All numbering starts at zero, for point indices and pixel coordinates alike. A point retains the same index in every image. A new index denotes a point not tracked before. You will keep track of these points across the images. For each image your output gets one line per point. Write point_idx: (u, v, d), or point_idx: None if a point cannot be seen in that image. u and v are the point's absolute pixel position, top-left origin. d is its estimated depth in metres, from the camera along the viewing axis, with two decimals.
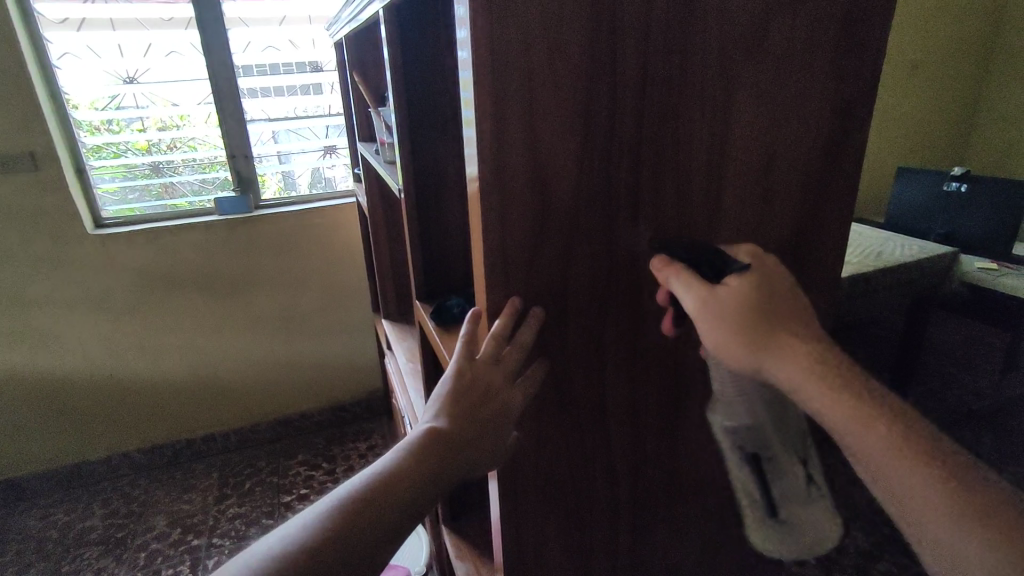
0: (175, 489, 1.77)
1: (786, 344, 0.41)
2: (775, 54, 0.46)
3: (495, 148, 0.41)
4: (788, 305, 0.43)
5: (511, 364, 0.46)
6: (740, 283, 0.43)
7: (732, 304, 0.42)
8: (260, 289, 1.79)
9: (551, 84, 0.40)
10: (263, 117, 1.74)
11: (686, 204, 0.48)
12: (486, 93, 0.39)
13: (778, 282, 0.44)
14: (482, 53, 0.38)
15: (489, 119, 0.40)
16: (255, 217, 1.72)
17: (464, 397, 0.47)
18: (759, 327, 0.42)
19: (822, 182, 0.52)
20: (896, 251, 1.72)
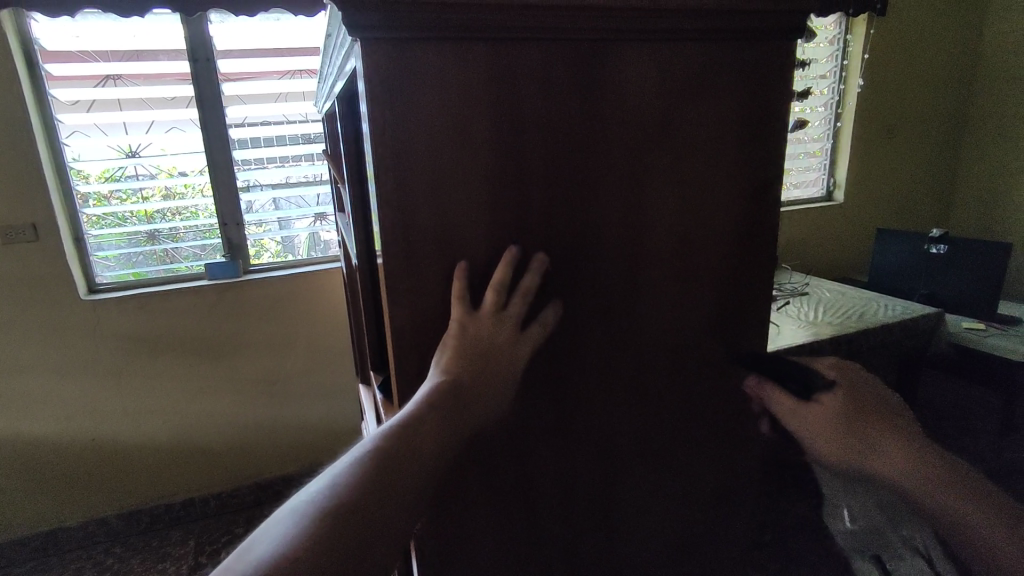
0: (148, 558, 1.73)
1: (884, 443, 0.48)
2: (682, 146, 0.48)
3: (403, 240, 0.43)
4: (874, 405, 0.50)
5: (514, 318, 0.45)
6: (833, 398, 0.50)
7: (832, 420, 0.49)
8: (247, 352, 1.81)
9: (455, 182, 0.43)
10: (266, 185, 1.83)
11: (603, 287, 0.49)
12: (390, 194, 0.42)
13: (862, 390, 0.51)
14: (386, 159, 0.41)
15: (393, 217, 0.43)
16: (244, 283, 1.76)
17: (469, 351, 0.43)
18: (856, 432, 0.49)
19: (741, 262, 0.53)
20: (880, 312, 1.72)
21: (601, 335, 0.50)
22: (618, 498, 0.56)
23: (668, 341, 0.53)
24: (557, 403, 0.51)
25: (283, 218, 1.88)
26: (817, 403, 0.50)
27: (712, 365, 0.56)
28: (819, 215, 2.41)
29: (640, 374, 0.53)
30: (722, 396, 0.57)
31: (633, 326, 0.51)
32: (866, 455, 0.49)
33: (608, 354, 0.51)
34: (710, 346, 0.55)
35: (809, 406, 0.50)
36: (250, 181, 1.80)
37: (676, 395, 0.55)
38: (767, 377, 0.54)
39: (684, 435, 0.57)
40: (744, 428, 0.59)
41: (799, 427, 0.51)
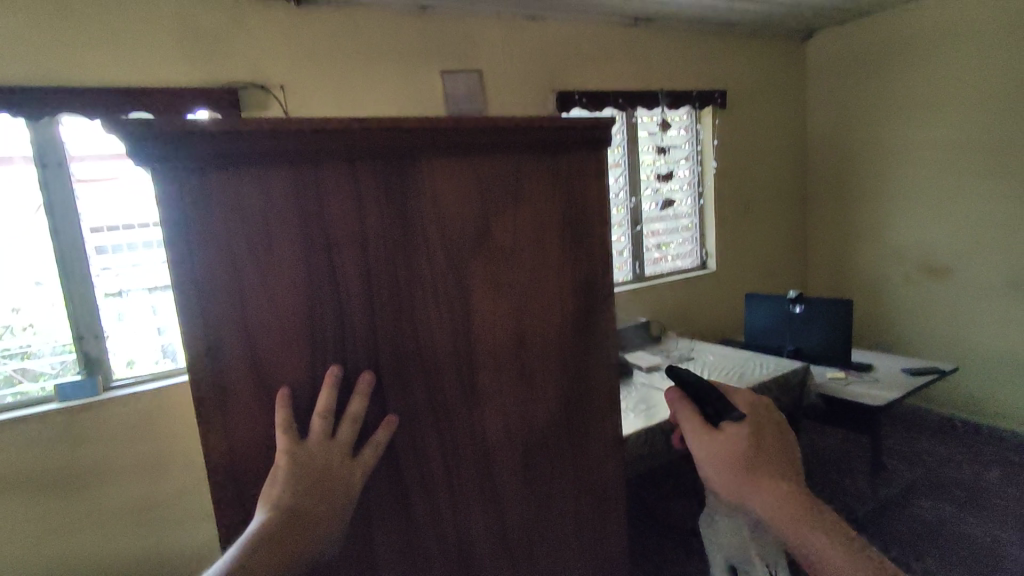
0: None
1: (771, 484, 0.50)
2: (503, 247, 0.50)
3: (212, 365, 0.41)
4: (776, 448, 0.52)
5: (348, 440, 0.43)
6: (738, 430, 0.51)
7: (729, 451, 0.51)
8: (105, 481, 1.58)
9: (266, 302, 0.42)
10: (143, 290, 1.71)
11: (438, 391, 0.48)
12: (192, 320, 0.40)
13: (767, 426, 0.53)
14: (186, 284, 0.39)
15: (200, 343, 0.40)
16: (103, 401, 1.58)
17: (297, 479, 0.40)
18: (754, 468, 0.51)
19: (579, 351, 0.55)
20: (756, 370, 1.85)
21: (443, 440, 0.49)
22: None
23: (514, 437, 0.53)
24: (402, 522, 0.48)
25: (161, 323, 1.74)
26: (722, 432, 0.52)
27: (566, 461, 0.55)
28: (698, 282, 2.61)
29: (491, 477, 0.52)
30: (580, 486, 0.57)
31: (475, 426, 0.51)
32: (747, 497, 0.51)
33: (453, 459, 0.50)
34: (560, 438, 0.55)
35: (716, 432, 0.52)
36: (124, 288, 1.68)
37: (532, 491, 0.54)
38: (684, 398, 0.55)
39: (545, 539, 0.55)
40: (609, 515, 0.59)
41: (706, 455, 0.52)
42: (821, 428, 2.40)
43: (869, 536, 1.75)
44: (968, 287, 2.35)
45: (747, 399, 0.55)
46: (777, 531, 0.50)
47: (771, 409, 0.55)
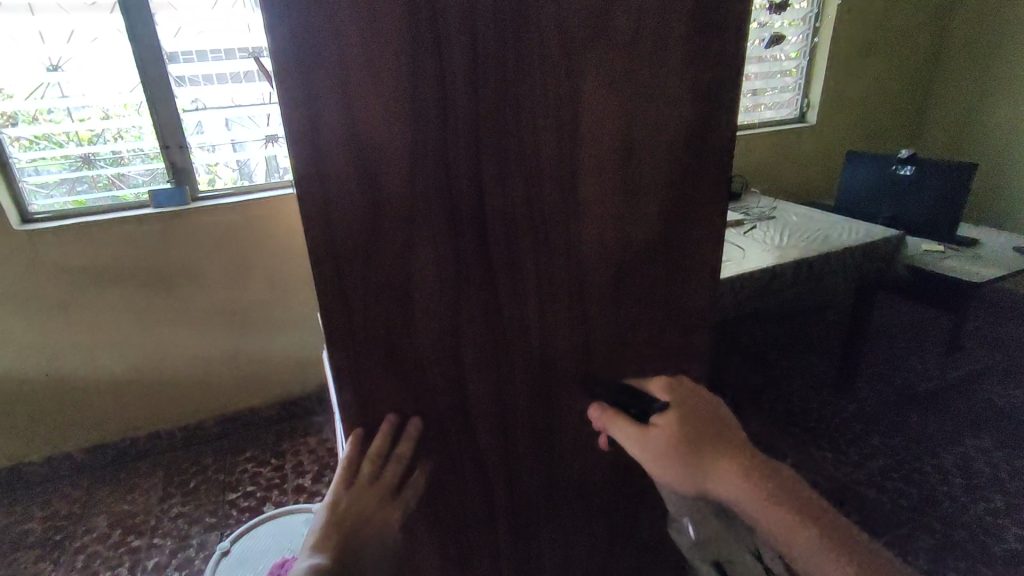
0: (118, 488, 1.72)
1: (715, 458, 0.54)
2: (622, 36, 0.43)
3: (312, 138, 0.38)
4: (709, 421, 0.55)
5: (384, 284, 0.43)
6: (665, 421, 0.54)
7: (670, 444, 0.54)
8: (201, 284, 1.74)
9: (368, 72, 0.38)
10: (216, 105, 1.70)
11: (538, 196, 0.46)
12: (292, 85, 0.37)
13: (694, 405, 0.55)
14: (286, 43, 0.36)
15: (299, 111, 0.37)
16: (192, 209, 1.67)
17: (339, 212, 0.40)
18: (695, 449, 0.54)
19: (687, 168, 0.50)
20: None
21: (537, 248, 0.48)
22: (562, 412, 0.55)
23: (608, 253, 0.51)
24: (491, 327, 0.48)
25: (236, 140, 1.76)
26: (655, 428, 0.54)
27: (655, 286, 0.54)
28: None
29: (582, 295, 0.51)
30: (665, 310, 0.56)
31: (571, 236, 0.49)
32: (697, 475, 0.55)
33: (546, 269, 0.49)
34: (653, 261, 0.53)
35: (647, 431, 0.54)
36: (197, 101, 1.67)
37: (619, 310, 0.53)
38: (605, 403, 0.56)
39: (625, 359, 0.56)
40: (689, 349, 0.59)
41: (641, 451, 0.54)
42: None
43: None
44: None
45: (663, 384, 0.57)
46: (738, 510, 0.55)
47: (687, 383, 0.57)
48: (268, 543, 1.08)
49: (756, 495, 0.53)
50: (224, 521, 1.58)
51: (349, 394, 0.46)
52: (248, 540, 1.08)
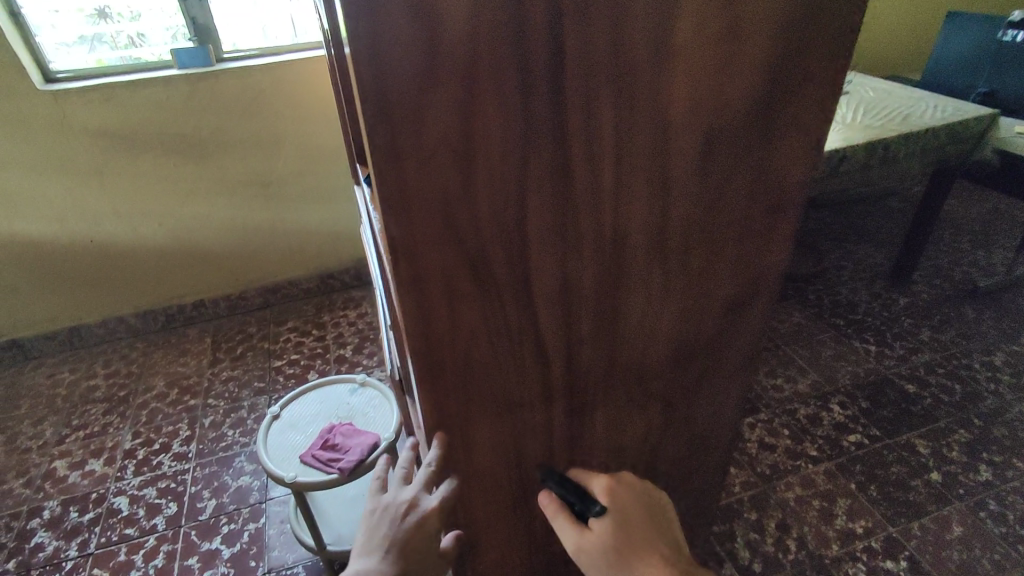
0: (170, 351, 1.82)
1: (641, 566, 0.51)
2: None
3: None
4: (645, 527, 0.53)
5: (442, 148, 0.37)
6: (598, 524, 0.53)
7: (598, 549, 0.52)
8: (232, 153, 1.69)
9: None
10: None
11: (626, 37, 0.37)
12: None
13: (633, 511, 0.54)
14: None
15: None
16: (216, 72, 1.57)
17: (392, 49, 0.33)
18: (623, 555, 0.51)
19: (807, 6, 0.41)
20: (926, 114, 1.55)
21: (619, 105, 0.40)
22: (628, 295, 0.50)
23: (700, 115, 0.43)
24: (558, 199, 0.42)
25: None
26: (589, 530, 0.53)
27: (749, 156, 0.46)
28: None
29: (665, 166, 0.44)
30: (756, 186, 0.48)
31: (660, 93, 0.40)
32: None
33: (627, 132, 0.41)
34: (748, 128, 0.45)
35: (581, 533, 0.54)
36: None
37: (703, 186, 0.46)
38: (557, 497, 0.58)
39: (703, 241, 0.50)
40: (776, 230, 0.52)
41: (578, 548, 0.53)
42: (969, 194, 2.18)
43: (984, 308, 1.73)
44: None
45: (608, 487, 0.56)
46: None
47: (632, 489, 0.56)
48: (316, 409, 1.12)
49: None
50: (271, 386, 1.67)
51: (403, 269, 0.41)
52: (297, 405, 1.13)
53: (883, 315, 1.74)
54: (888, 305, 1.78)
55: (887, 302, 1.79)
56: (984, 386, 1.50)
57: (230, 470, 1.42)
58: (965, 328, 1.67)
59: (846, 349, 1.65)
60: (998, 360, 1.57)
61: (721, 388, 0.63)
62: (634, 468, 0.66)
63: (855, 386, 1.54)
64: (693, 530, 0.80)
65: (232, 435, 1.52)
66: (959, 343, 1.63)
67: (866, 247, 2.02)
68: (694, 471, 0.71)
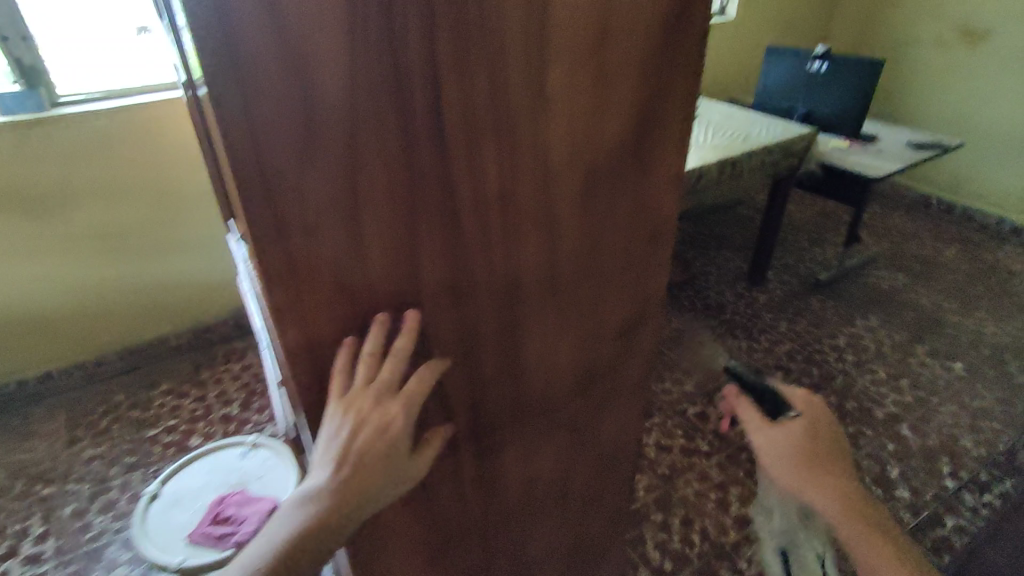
0: (12, 437, 1.56)
1: (824, 471, 0.59)
2: None
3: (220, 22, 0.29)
4: (829, 439, 0.61)
5: (326, 212, 0.36)
6: (792, 425, 0.60)
7: (787, 441, 0.60)
8: (74, 205, 1.50)
9: None
10: None
11: (502, 88, 0.38)
12: None
13: (823, 423, 0.61)
14: None
15: None
16: (54, 118, 1.41)
17: (264, 120, 0.32)
18: (809, 454, 0.60)
19: (662, 57, 0.44)
20: (762, 133, 1.77)
21: (501, 152, 0.41)
22: (527, 329, 0.51)
23: (578, 156, 0.45)
24: (450, 244, 0.42)
25: None
26: (779, 425, 0.61)
27: (625, 189, 0.49)
28: None
29: (549, 204, 0.46)
30: (634, 217, 0.51)
31: (539, 138, 0.42)
32: (801, 482, 0.60)
33: (512, 177, 0.43)
34: (622, 168, 0.48)
35: (775, 428, 0.61)
36: None
37: (586, 221, 0.49)
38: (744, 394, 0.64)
39: (592, 271, 0.52)
40: (656, 255, 0.55)
41: (761, 441, 0.62)
42: (802, 199, 2.52)
43: (826, 298, 1.99)
44: (994, 60, 2.19)
45: (805, 397, 0.62)
46: (829, 516, 0.60)
47: (826, 408, 0.62)
48: (204, 481, 1.02)
49: (842, 507, 0.59)
50: (146, 459, 1.49)
51: (293, 332, 0.40)
52: (181, 479, 1.02)
53: (748, 311, 1.94)
54: (751, 303, 1.98)
55: (749, 300, 2.00)
56: (834, 366, 1.72)
57: (101, 564, 1.24)
58: (814, 316, 1.91)
59: (721, 347, 1.81)
60: (842, 341, 1.81)
61: (621, 409, 0.66)
62: (547, 495, 0.67)
63: None
64: (609, 548, 0.82)
65: (100, 523, 1.33)
66: (810, 331, 1.85)
67: (727, 252, 2.25)
68: (602, 491, 0.73)
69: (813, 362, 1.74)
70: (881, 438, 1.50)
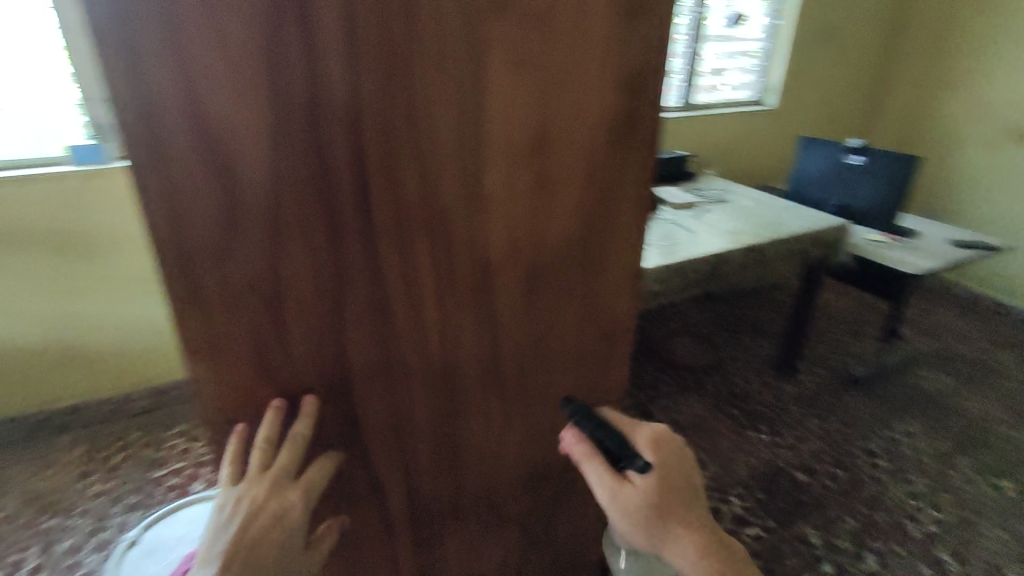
0: (32, 465, 1.62)
1: (679, 530, 0.49)
2: (527, 15, 0.38)
3: (148, 127, 0.32)
4: (683, 493, 0.49)
5: (249, 297, 0.38)
6: (643, 485, 0.48)
7: (638, 506, 0.47)
8: (121, 250, 1.62)
9: (219, 53, 0.32)
10: None
11: (432, 191, 0.40)
12: (120, 66, 0.31)
13: (680, 473, 0.49)
14: (104, 16, 0.30)
15: (131, 101, 0.32)
16: (116, 170, 1.55)
17: (189, 212, 0.35)
18: (661, 516, 0.48)
19: (608, 165, 0.45)
20: (791, 222, 1.73)
21: (433, 247, 0.42)
22: (469, 421, 0.51)
23: (519, 254, 0.45)
24: (380, 333, 0.43)
25: None
26: (628, 485, 0.48)
27: (575, 289, 0.49)
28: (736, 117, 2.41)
29: (489, 301, 0.46)
30: (586, 314, 0.51)
31: (475, 236, 0.43)
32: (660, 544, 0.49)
33: (447, 272, 0.43)
34: (570, 266, 0.48)
35: (623, 488, 0.48)
36: None
37: (530, 317, 0.48)
38: (587, 440, 0.50)
39: (541, 368, 0.51)
40: (613, 354, 0.54)
41: (606, 502, 0.48)
42: (841, 288, 2.43)
43: (861, 395, 1.88)
44: None
45: (655, 439, 0.50)
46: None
47: (678, 443, 0.50)
48: (182, 532, 1.02)
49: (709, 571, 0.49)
50: (147, 501, 1.51)
51: (215, 405, 0.41)
52: (161, 528, 1.02)
53: (774, 404, 1.84)
54: (778, 394, 1.89)
55: (777, 391, 1.90)
56: (864, 472, 1.59)
57: None
58: (846, 415, 1.80)
59: (742, 439, 1.71)
60: (876, 446, 1.68)
61: (581, 509, 0.63)
62: None
63: (752, 477, 1.58)
64: None
65: (92, 562, 1.34)
66: (842, 431, 1.74)
67: (757, 338, 2.18)
68: None
69: (842, 466, 1.61)
70: (912, 559, 1.35)
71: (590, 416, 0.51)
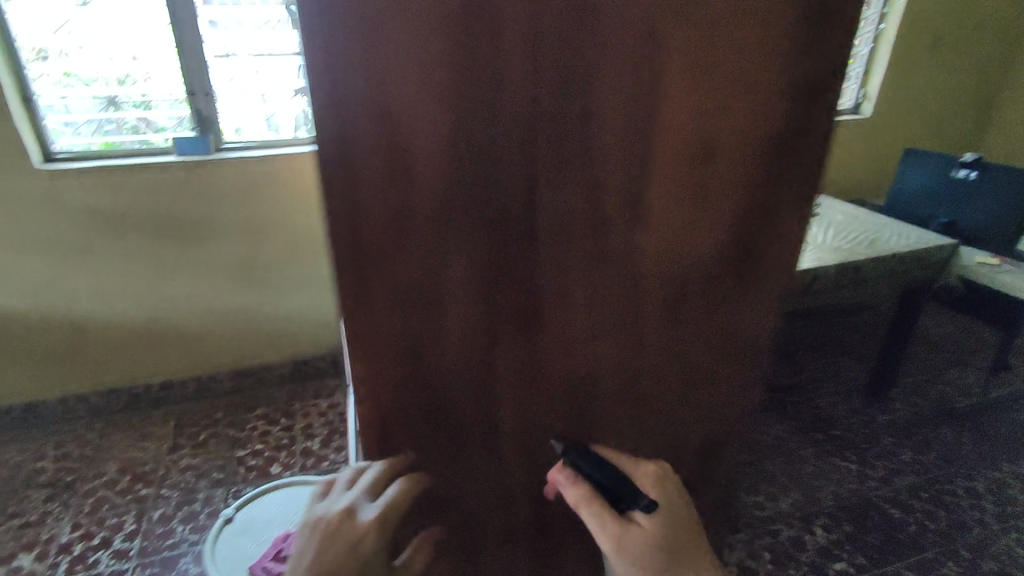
0: (129, 435, 1.73)
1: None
2: (710, 19, 0.36)
3: (340, 130, 0.33)
4: (689, 538, 0.46)
5: (412, 298, 0.38)
6: (652, 524, 0.44)
7: (647, 549, 0.43)
8: (219, 238, 1.71)
9: (413, 58, 0.32)
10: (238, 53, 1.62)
11: (594, 199, 0.39)
12: (323, 71, 0.32)
13: (683, 514, 0.46)
14: (315, 23, 0.31)
15: (328, 106, 0.32)
16: (214, 161, 1.63)
17: (367, 213, 0.35)
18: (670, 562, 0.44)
19: (774, 176, 0.42)
20: (892, 240, 1.63)
21: (587, 256, 0.41)
22: (598, 440, 0.49)
23: (670, 266, 0.43)
24: (526, 341, 0.42)
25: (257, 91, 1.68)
26: (636, 526, 0.44)
27: (721, 309, 0.46)
28: None
29: (633, 313, 0.44)
30: (731, 333, 0.48)
31: (629, 246, 0.41)
32: None
33: (597, 281, 0.42)
34: (720, 282, 0.45)
35: (628, 529, 0.44)
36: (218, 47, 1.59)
37: (673, 332, 0.46)
38: (584, 480, 0.46)
39: (674, 389, 0.49)
40: (753, 378, 0.51)
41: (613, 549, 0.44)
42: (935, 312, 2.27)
43: (963, 431, 1.70)
44: None
45: (653, 480, 0.47)
46: None
47: (677, 484, 0.48)
48: (274, 514, 1.05)
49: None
50: (231, 478, 1.58)
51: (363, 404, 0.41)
52: (255, 508, 1.06)
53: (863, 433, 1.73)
54: None
55: None
56: (966, 514, 1.47)
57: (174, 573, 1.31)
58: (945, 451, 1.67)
59: (828, 467, 1.60)
60: (979, 488, 1.55)
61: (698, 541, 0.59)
62: None
63: (838, 508, 1.49)
64: None
65: (181, 532, 1.42)
66: (940, 467, 1.61)
67: None
68: None
69: (940, 505, 1.50)
70: None
71: (589, 455, 0.46)
